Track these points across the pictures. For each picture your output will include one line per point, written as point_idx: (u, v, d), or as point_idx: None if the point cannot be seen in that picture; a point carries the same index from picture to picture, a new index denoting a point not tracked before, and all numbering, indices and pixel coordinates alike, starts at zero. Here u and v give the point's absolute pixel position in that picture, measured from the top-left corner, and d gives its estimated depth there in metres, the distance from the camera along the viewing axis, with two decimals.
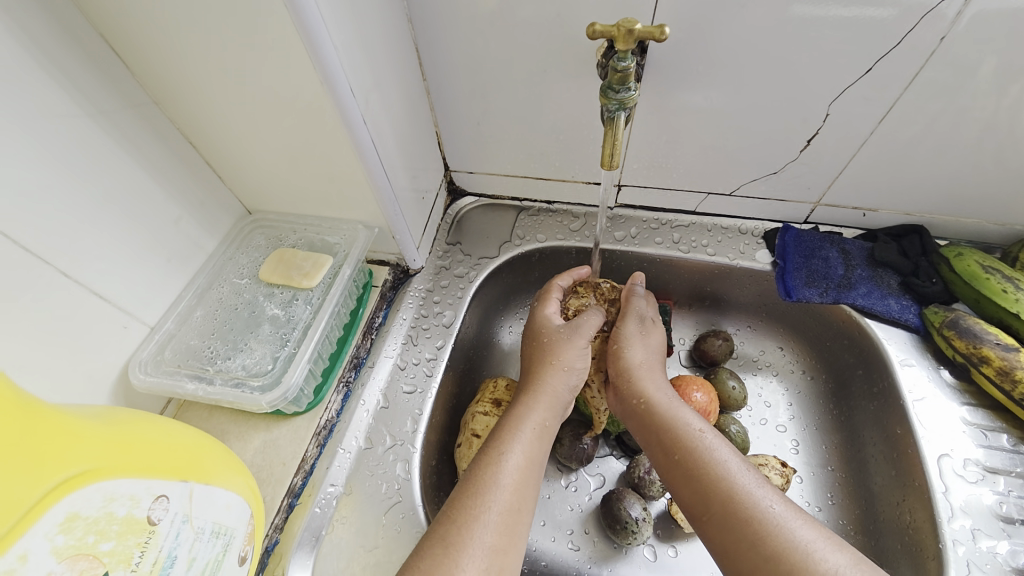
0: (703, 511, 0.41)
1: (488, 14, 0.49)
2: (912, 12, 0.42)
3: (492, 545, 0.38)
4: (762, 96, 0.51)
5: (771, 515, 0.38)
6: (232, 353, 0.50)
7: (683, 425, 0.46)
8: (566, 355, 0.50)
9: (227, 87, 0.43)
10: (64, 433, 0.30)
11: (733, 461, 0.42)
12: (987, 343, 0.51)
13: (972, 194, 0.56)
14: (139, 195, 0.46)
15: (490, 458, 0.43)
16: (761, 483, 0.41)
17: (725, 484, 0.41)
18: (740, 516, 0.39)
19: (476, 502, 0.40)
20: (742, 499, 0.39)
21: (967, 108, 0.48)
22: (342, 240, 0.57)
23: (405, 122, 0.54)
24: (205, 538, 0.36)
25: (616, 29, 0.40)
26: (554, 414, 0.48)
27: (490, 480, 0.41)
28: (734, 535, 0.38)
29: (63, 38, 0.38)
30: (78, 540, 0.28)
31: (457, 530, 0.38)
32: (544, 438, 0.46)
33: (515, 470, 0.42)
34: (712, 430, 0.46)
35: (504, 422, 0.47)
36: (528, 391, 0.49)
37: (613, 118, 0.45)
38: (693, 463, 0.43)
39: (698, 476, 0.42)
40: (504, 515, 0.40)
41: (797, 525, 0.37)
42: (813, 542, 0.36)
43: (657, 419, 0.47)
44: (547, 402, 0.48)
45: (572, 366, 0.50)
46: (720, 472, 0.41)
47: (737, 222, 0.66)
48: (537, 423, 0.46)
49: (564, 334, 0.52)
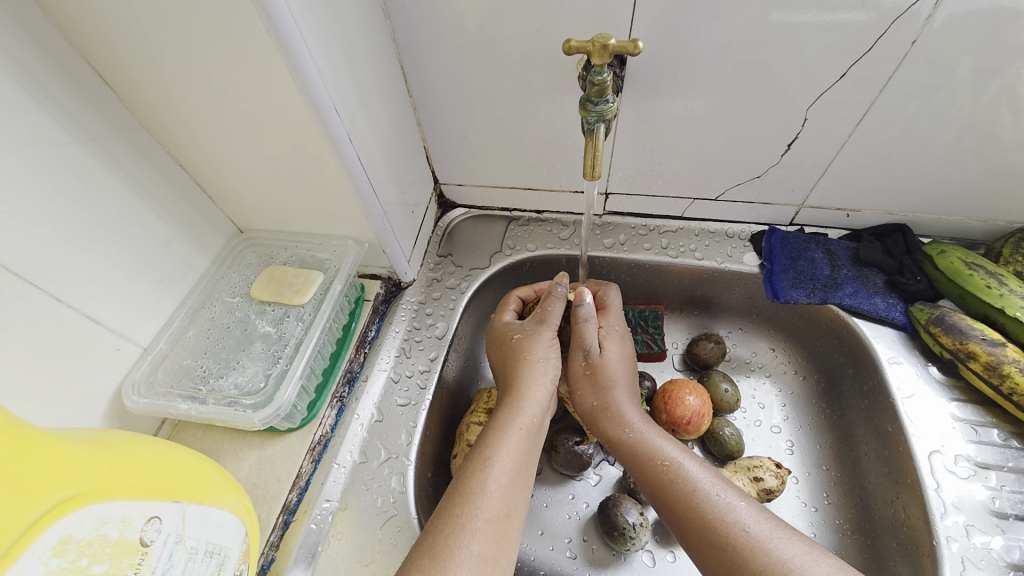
0: (683, 538, 0.42)
1: (471, 31, 0.50)
2: (884, 17, 0.43)
3: (480, 553, 0.38)
4: (742, 102, 0.52)
5: (745, 539, 0.38)
6: (225, 371, 0.50)
7: (651, 458, 0.45)
8: (537, 349, 0.51)
9: (215, 109, 0.44)
10: (56, 457, 0.31)
11: (706, 486, 0.42)
12: (973, 338, 0.52)
13: (953, 192, 0.57)
14: (130, 218, 0.47)
15: (476, 465, 0.43)
16: (736, 503, 0.41)
17: (698, 513, 0.41)
18: (715, 543, 0.39)
19: (463, 510, 0.40)
20: (716, 526, 0.40)
21: (941, 109, 0.49)
22: (332, 256, 0.58)
23: (392, 138, 0.55)
24: (199, 558, 0.35)
25: (590, 45, 0.41)
26: (540, 412, 0.48)
27: (478, 486, 0.41)
28: (713, 562, 0.39)
29: (51, 69, 0.39)
30: (70, 563, 0.29)
31: (444, 540, 0.38)
32: (530, 438, 0.47)
33: (502, 476, 0.43)
34: (683, 454, 0.45)
35: (489, 426, 0.47)
36: (509, 396, 0.49)
37: (593, 129, 0.46)
38: (666, 496, 0.43)
39: (673, 507, 0.42)
40: (493, 521, 0.40)
41: (775, 540, 0.38)
42: (791, 557, 0.37)
43: (627, 454, 0.47)
44: (530, 402, 0.48)
45: (545, 357, 0.51)
46: (693, 501, 0.41)
47: (724, 225, 0.67)
48: (522, 423, 0.47)
49: (531, 329, 0.53)
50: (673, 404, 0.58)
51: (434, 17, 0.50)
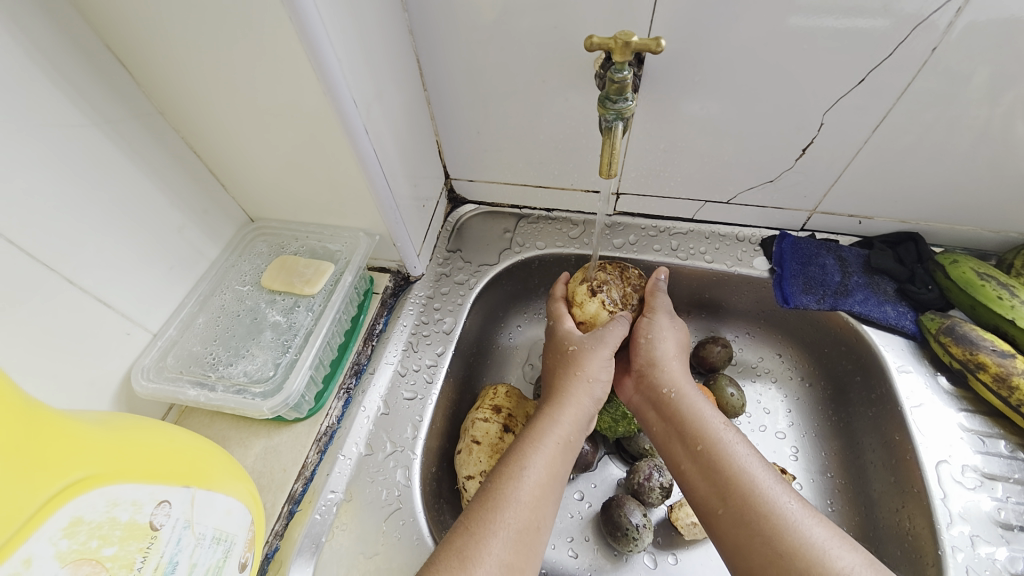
0: (717, 506, 0.42)
1: (488, 25, 0.50)
2: (903, 23, 0.43)
3: (508, 561, 0.38)
4: (757, 106, 0.52)
5: (786, 512, 0.39)
6: (234, 359, 0.50)
7: (704, 419, 0.46)
8: (590, 367, 0.50)
9: (233, 97, 0.44)
10: (70, 438, 0.31)
11: (751, 457, 0.43)
12: (983, 349, 0.52)
13: (966, 202, 0.57)
14: (144, 203, 0.47)
15: (510, 472, 0.43)
16: (777, 481, 0.41)
17: (743, 479, 0.41)
18: (755, 511, 0.39)
19: (492, 517, 0.40)
20: (759, 495, 0.40)
21: (958, 118, 0.49)
22: (343, 247, 0.58)
23: (406, 131, 0.55)
24: (206, 544, 0.36)
25: (613, 41, 0.41)
26: (579, 428, 0.48)
27: (509, 494, 0.41)
28: (749, 531, 0.39)
29: (71, 51, 0.39)
30: (80, 545, 0.29)
31: (472, 544, 0.38)
32: (567, 453, 0.46)
33: (536, 486, 0.42)
34: (733, 427, 0.46)
35: (524, 436, 0.47)
36: (552, 402, 0.49)
37: (612, 128, 0.45)
38: (713, 456, 0.43)
39: (717, 469, 0.43)
40: (522, 531, 0.40)
41: (812, 525, 0.38)
42: (827, 541, 0.37)
43: (679, 412, 0.47)
44: (572, 417, 0.48)
45: (598, 377, 0.50)
46: (740, 466, 0.42)
47: (734, 229, 0.67)
48: (560, 436, 0.46)
49: (588, 344, 0.51)
50: None
51: (451, 10, 0.49)
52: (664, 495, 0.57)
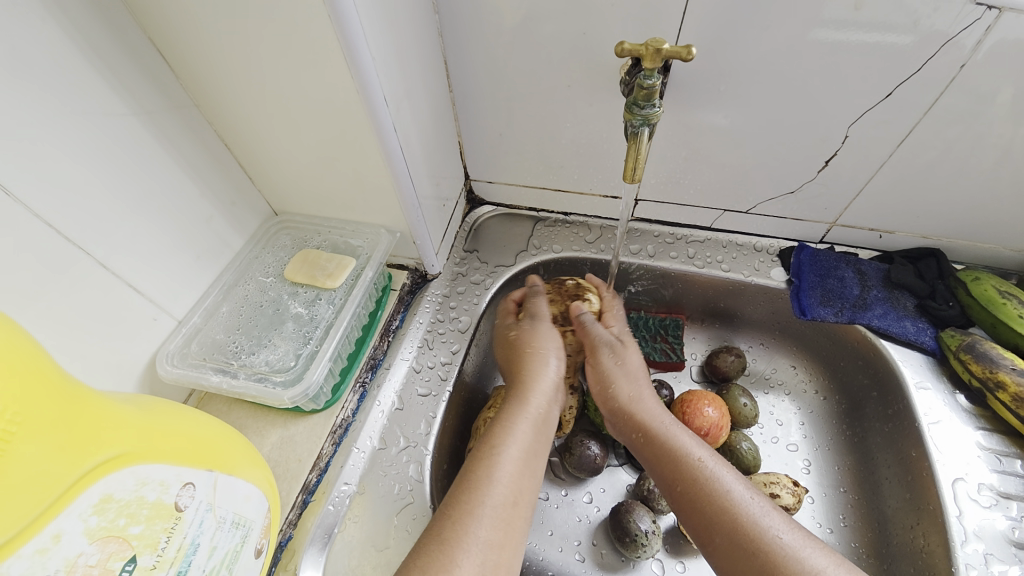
0: (710, 543, 0.41)
1: (515, 30, 0.51)
2: (930, 40, 0.43)
3: (487, 539, 0.39)
4: (782, 117, 0.52)
5: (781, 545, 0.38)
6: (256, 348, 0.51)
7: (683, 454, 0.45)
8: (538, 342, 0.53)
9: (268, 90, 0.45)
10: (104, 418, 0.31)
11: (738, 489, 0.42)
12: (1003, 367, 0.51)
13: (989, 220, 0.57)
14: (175, 192, 0.48)
15: (484, 453, 0.44)
16: (768, 509, 0.41)
17: (731, 516, 0.41)
18: (747, 547, 0.39)
19: (471, 496, 0.40)
20: (749, 531, 0.40)
21: (983, 136, 0.49)
22: (365, 243, 0.58)
23: (431, 131, 0.56)
24: (225, 528, 0.36)
25: (644, 48, 0.41)
26: (547, 403, 0.49)
27: (486, 474, 0.42)
28: (743, 566, 0.39)
29: (114, 41, 0.41)
30: (109, 522, 0.29)
31: (454, 526, 0.39)
32: (540, 430, 0.47)
33: (512, 463, 0.43)
34: (714, 454, 0.46)
35: (499, 418, 0.47)
36: (521, 386, 0.49)
37: (638, 133, 0.46)
38: (697, 494, 0.43)
39: (704, 508, 0.42)
40: (500, 509, 0.41)
41: (809, 554, 0.38)
42: (823, 570, 0.37)
43: (657, 451, 0.47)
44: (536, 394, 0.49)
45: (549, 350, 0.52)
46: (727, 503, 0.41)
47: (752, 239, 0.67)
48: (532, 416, 0.47)
49: (525, 326, 0.55)
50: (692, 414, 0.57)
51: (480, 14, 0.50)
52: (673, 502, 0.57)
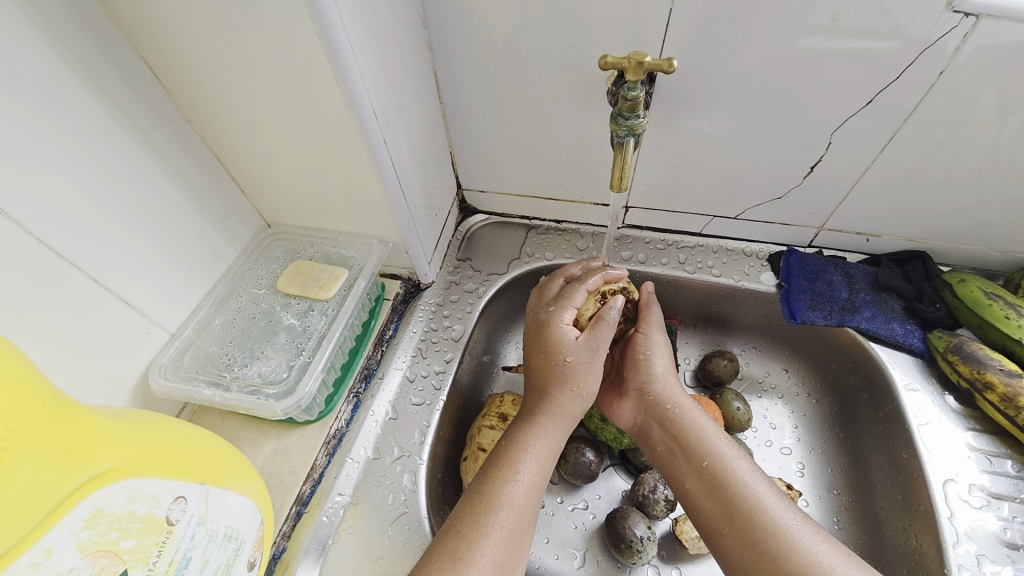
0: (724, 524, 0.42)
1: (503, 42, 0.52)
2: (912, 46, 0.44)
3: (497, 561, 0.40)
4: (766, 123, 0.53)
5: (793, 530, 0.39)
6: (249, 360, 0.51)
7: (705, 435, 0.47)
8: (587, 380, 0.48)
9: (259, 105, 0.46)
10: (95, 433, 0.32)
11: (754, 474, 0.44)
12: (990, 368, 0.52)
13: (973, 223, 0.58)
14: (167, 206, 0.49)
15: (502, 475, 0.44)
16: (781, 497, 0.42)
17: (750, 496, 0.42)
18: (763, 528, 0.40)
19: (485, 520, 0.41)
20: (766, 512, 0.41)
21: (963, 141, 0.50)
22: (357, 254, 0.59)
23: (422, 142, 0.56)
24: (217, 541, 0.36)
25: (627, 61, 0.42)
26: (567, 430, 0.48)
27: (501, 497, 0.42)
28: (757, 548, 0.39)
29: (106, 59, 0.41)
30: (100, 536, 0.29)
31: (466, 547, 0.40)
32: (557, 456, 0.47)
33: (526, 488, 0.44)
34: (732, 442, 0.47)
35: (517, 436, 0.47)
36: (546, 410, 0.48)
37: (623, 143, 0.47)
38: (718, 473, 0.44)
39: (722, 486, 0.43)
40: (511, 533, 0.41)
41: (817, 541, 0.39)
42: (831, 557, 0.38)
43: (682, 428, 0.48)
44: (561, 424, 0.48)
45: (591, 391, 0.49)
46: (746, 484, 0.43)
47: (742, 244, 0.68)
48: (551, 440, 0.47)
49: (583, 355, 0.48)
50: None
51: (469, 28, 0.51)
52: (668, 508, 0.57)
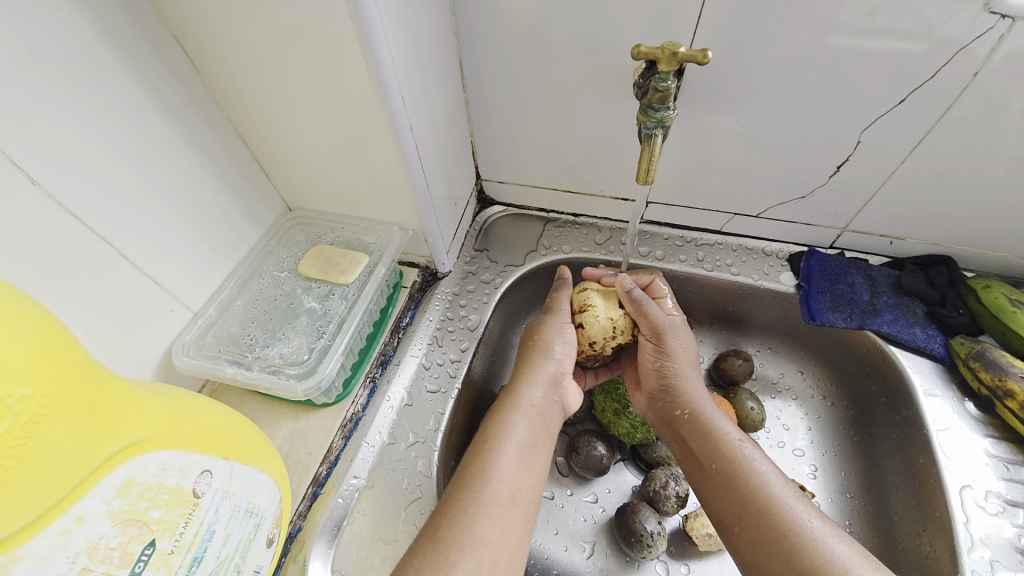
0: (736, 523, 0.42)
1: (530, 32, 0.51)
2: (945, 47, 0.43)
3: (489, 538, 0.40)
4: (794, 122, 0.52)
5: (809, 531, 0.39)
6: (271, 341, 0.51)
7: (722, 435, 0.47)
8: (545, 335, 0.54)
9: (287, 87, 0.46)
10: (127, 405, 0.32)
11: (772, 474, 0.43)
12: (1012, 376, 0.51)
13: (1001, 228, 0.57)
14: (193, 186, 0.49)
15: (482, 448, 0.45)
16: (798, 497, 0.42)
17: (765, 496, 0.42)
18: (776, 529, 0.40)
19: (467, 495, 0.42)
20: (779, 513, 0.41)
21: (995, 144, 0.49)
22: (378, 240, 0.59)
23: (445, 130, 0.56)
24: (239, 516, 0.37)
25: (660, 51, 0.42)
26: (545, 398, 0.51)
27: (484, 471, 0.43)
28: (769, 548, 0.40)
29: (139, 37, 0.42)
30: (130, 506, 0.30)
31: (450, 522, 0.40)
32: (539, 426, 0.49)
33: (508, 460, 0.45)
34: (751, 441, 0.47)
35: (494, 411, 0.49)
36: (521, 382, 0.51)
37: (651, 135, 0.47)
38: (731, 474, 0.44)
39: (735, 487, 0.43)
40: (501, 509, 0.42)
41: (834, 542, 0.38)
42: (850, 559, 0.37)
43: (696, 429, 0.49)
44: (536, 389, 0.51)
45: (563, 347, 0.53)
46: (761, 484, 0.43)
47: (762, 243, 0.67)
48: (529, 410, 0.49)
49: (545, 320, 0.56)
50: None
51: (496, 16, 0.51)
52: (679, 504, 0.57)
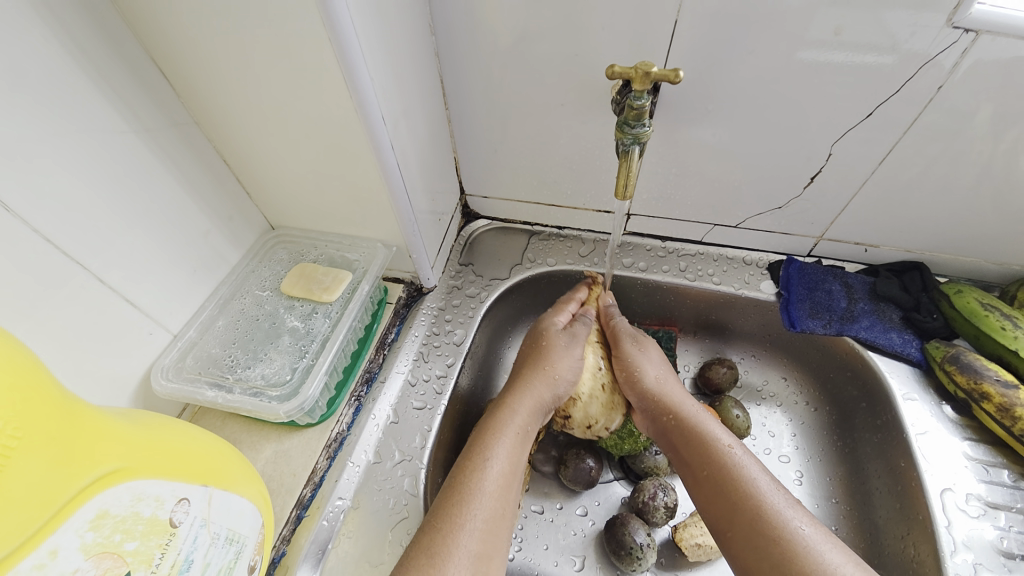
0: (728, 528, 0.43)
1: (509, 51, 0.52)
2: (909, 60, 0.45)
3: (476, 552, 0.41)
4: (769, 134, 0.54)
5: (799, 537, 0.40)
6: (252, 362, 0.51)
7: (711, 440, 0.47)
8: (559, 364, 0.54)
9: (267, 107, 0.46)
10: (101, 434, 0.31)
11: (763, 479, 0.44)
12: (987, 378, 0.52)
13: (969, 234, 0.59)
14: (173, 206, 0.49)
15: (474, 466, 0.45)
16: (789, 503, 0.42)
17: (754, 500, 0.42)
18: (767, 533, 0.40)
19: (459, 510, 0.42)
20: (770, 518, 0.41)
21: (958, 155, 0.51)
22: (361, 257, 0.59)
23: (427, 148, 0.57)
24: (219, 544, 0.36)
25: (634, 70, 0.43)
26: (536, 420, 0.51)
27: (475, 487, 0.44)
28: (759, 552, 0.40)
29: (117, 59, 0.42)
30: (104, 538, 0.29)
31: (442, 542, 0.40)
32: (525, 442, 0.50)
33: (499, 476, 0.45)
34: (740, 445, 0.47)
35: (487, 428, 0.49)
36: (517, 396, 0.52)
37: (628, 151, 0.47)
38: (723, 479, 0.45)
39: (727, 492, 0.44)
40: (488, 522, 0.43)
41: (825, 549, 0.39)
42: (840, 565, 0.38)
43: (686, 436, 0.49)
44: (530, 407, 0.51)
45: (565, 374, 0.54)
46: (752, 489, 0.43)
47: (742, 253, 0.68)
48: (519, 428, 0.49)
49: (560, 340, 0.56)
50: None
51: (476, 35, 0.52)
52: (668, 515, 0.57)
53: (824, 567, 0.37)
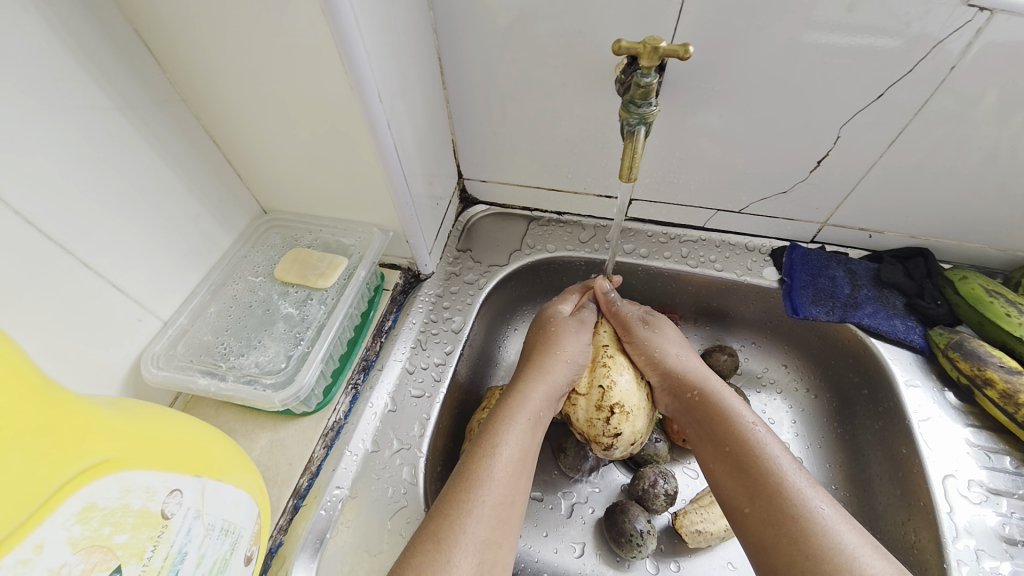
0: (745, 505, 0.43)
1: (508, 27, 0.50)
2: (921, 42, 0.44)
3: (484, 539, 0.40)
4: (775, 117, 0.52)
5: (818, 516, 0.39)
6: (246, 349, 0.50)
7: (734, 417, 0.47)
8: (570, 347, 0.53)
9: (256, 82, 0.44)
10: (88, 425, 0.30)
11: (784, 459, 0.43)
12: (991, 365, 0.52)
13: (974, 220, 0.58)
14: (160, 188, 0.47)
15: (484, 451, 0.45)
16: (810, 484, 0.42)
17: (774, 479, 0.42)
18: (786, 512, 0.40)
19: (467, 497, 0.42)
20: (790, 497, 0.41)
21: (967, 140, 0.50)
22: (357, 242, 0.58)
23: (424, 129, 0.55)
24: (214, 535, 0.35)
25: (642, 45, 0.41)
26: (548, 405, 0.50)
27: (484, 473, 0.43)
28: (776, 530, 0.40)
29: (96, 32, 0.39)
30: (93, 531, 0.28)
31: (451, 526, 0.40)
32: (536, 429, 0.48)
33: (509, 463, 0.44)
34: (763, 425, 0.47)
35: (498, 414, 0.48)
36: (528, 380, 0.51)
37: (634, 132, 0.46)
38: (744, 455, 0.44)
39: (747, 468, 0.44)
40: (497, 509, 0.42)
41: (845, 530, 0.39)
42: (857, 547, 0.38)
43: (708, 412, 0.49)
44: (543, 392, 0.50)
45: (574, 357, 0.53)
46: (773, 468, 0.43)
47: (745, 239, 0.67)
48: (531, 413, 0.48)
49: (569, 325, 0.56)
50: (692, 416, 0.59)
51: (474, 9, 0.50)
52: (668, 502, 0.57)
53: (842, 549, 0.37)
